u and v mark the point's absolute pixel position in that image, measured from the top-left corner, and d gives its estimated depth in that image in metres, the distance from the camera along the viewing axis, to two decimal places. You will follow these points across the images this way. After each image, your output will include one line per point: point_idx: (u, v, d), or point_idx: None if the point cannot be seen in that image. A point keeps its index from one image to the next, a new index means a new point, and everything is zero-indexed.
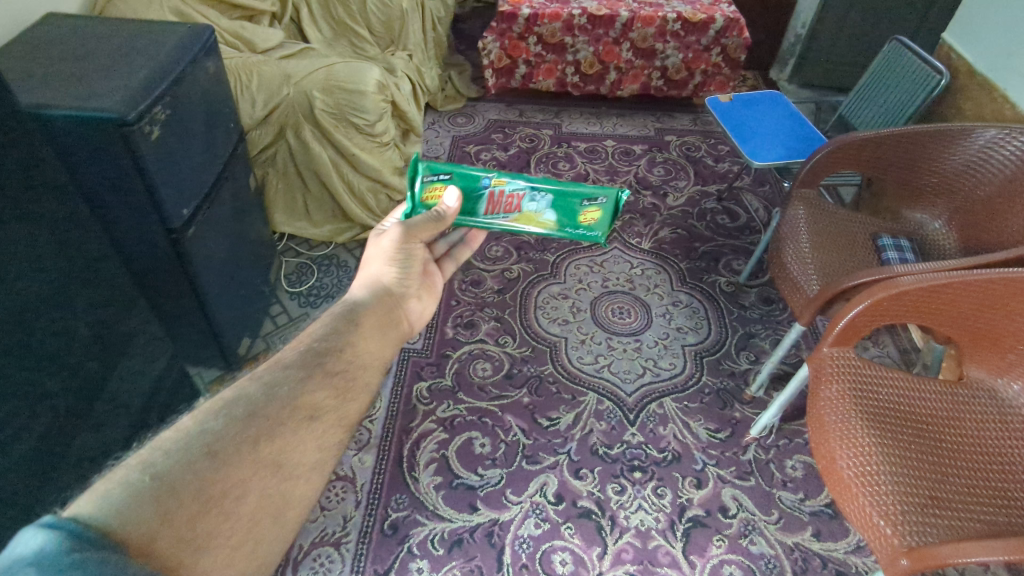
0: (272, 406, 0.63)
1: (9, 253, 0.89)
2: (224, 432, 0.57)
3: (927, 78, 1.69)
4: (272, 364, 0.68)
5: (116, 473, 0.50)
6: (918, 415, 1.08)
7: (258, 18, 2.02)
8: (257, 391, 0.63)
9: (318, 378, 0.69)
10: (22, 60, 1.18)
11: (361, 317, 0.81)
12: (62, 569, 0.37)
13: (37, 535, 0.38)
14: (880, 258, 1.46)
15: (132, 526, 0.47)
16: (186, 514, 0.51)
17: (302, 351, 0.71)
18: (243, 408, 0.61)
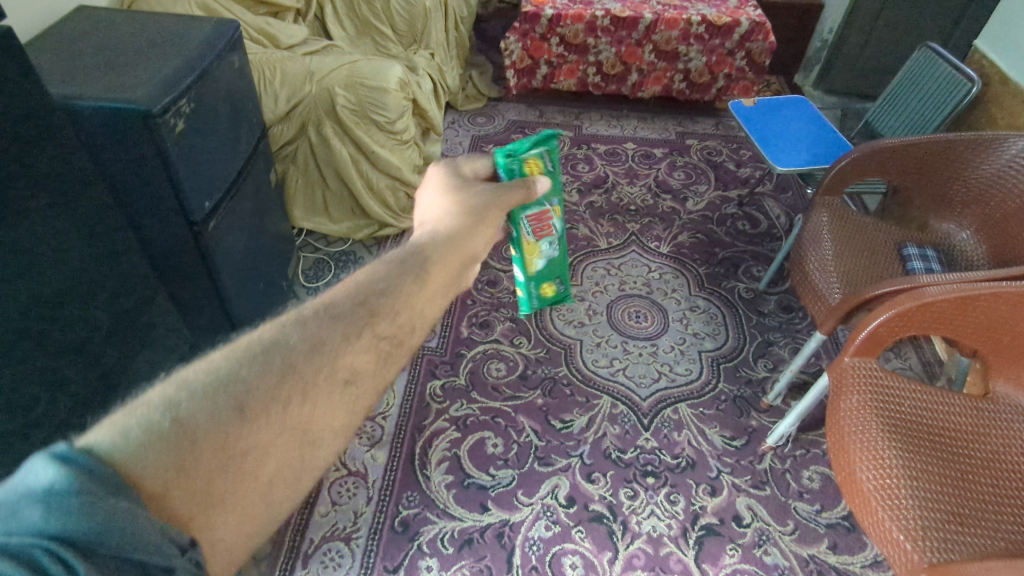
0: (315, 358, 0.56)
1: (34, 242, 0.91)
2: (258, 378, 0.51)
3: (958, 86, 1.65)
4: (322, 307, 0.60)
5: (135, 410, 0.45)
6: (941, 429, 1.06)
7: (284, 15, 2.04)
8: (301, 335, 0.56)
9: (364, 336, 0.60)
10: (53, 51, 1.20)
11: (425, 267, 0.70)
12: (62, 515, 0.35)
13: (49, 465, 0.37)
14: (906, 268, 1.43)
15: (149, 473, 0.43)
16: (204, 469, 0.46)
17: (355, 296, 0.62)
18: (283, 353, 0.54)
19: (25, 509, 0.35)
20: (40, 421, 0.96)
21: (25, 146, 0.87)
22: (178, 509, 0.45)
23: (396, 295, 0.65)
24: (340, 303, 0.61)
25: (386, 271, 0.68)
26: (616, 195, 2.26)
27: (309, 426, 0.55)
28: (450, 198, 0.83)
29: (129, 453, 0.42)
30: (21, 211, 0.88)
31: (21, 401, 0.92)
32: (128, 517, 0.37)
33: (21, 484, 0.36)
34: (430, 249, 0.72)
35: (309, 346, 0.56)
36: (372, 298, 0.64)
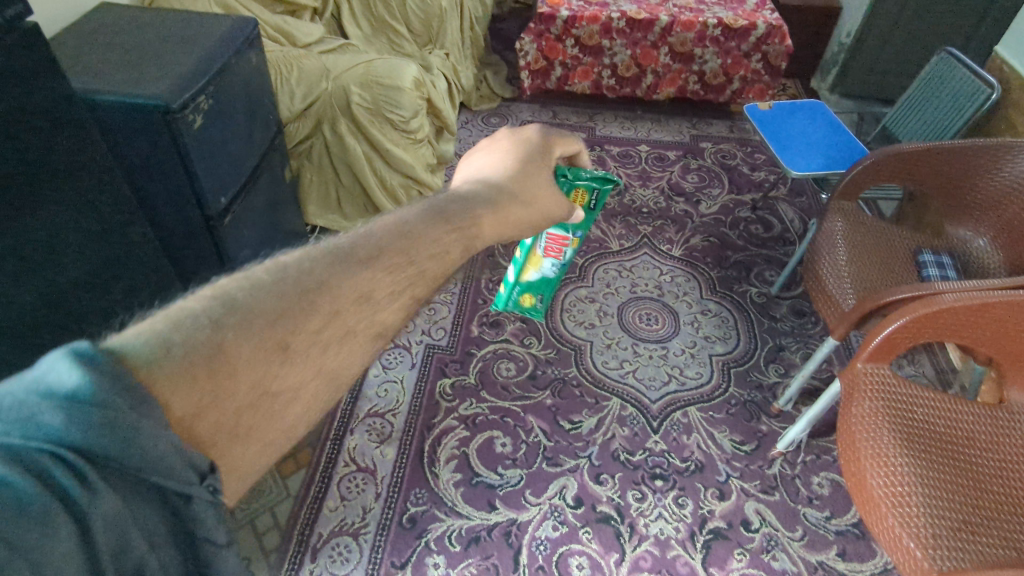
0: (351, 290, 0.51)
1: (55, 234, 0.92)
2: (297, 308, 0.46)
3: (976, 91, 1.64)
4: (358, 236, 0.55)
5: (169, 324, 0.40)
6: (954, 436, 1.05)
7: (301, 13, 2.06)
8: (336, 265, 0.51)
9: (397, 269, 0.55)
10: (75, 47, 1.22)
11: (457, 222, 0.64)
12: (84, 433, 0.30)
13: (71, 365, 0.31)
14: (920, 274, 1.42)
15: (180, 395, 0.38)
16: (237, 404, 0.42)
17: (394, 230, 0.57)
18: (319, 281, 0.49)
19: (42, 414, 0.30)
20: None
21: (48, 140, 0.88)
22: (205, 442, 0.40)
23: (434, 235, 0.60)
24: (379, 233, 0.56)
25: (428, 209, 0.63)
26: (628, 198, 2.26)
27: (334, 369, 0.52)
28: (520, 160, 0.81)
29: (162, 374, 0.37)
30: (42, 204, 0.89)
31: None
32: (153, 443, 0.33)
33: (32, 382, 0.31)
34: (483, 201, 0.70)
35: (344, 276, 0.51)
36: (411, 232, 0.58)
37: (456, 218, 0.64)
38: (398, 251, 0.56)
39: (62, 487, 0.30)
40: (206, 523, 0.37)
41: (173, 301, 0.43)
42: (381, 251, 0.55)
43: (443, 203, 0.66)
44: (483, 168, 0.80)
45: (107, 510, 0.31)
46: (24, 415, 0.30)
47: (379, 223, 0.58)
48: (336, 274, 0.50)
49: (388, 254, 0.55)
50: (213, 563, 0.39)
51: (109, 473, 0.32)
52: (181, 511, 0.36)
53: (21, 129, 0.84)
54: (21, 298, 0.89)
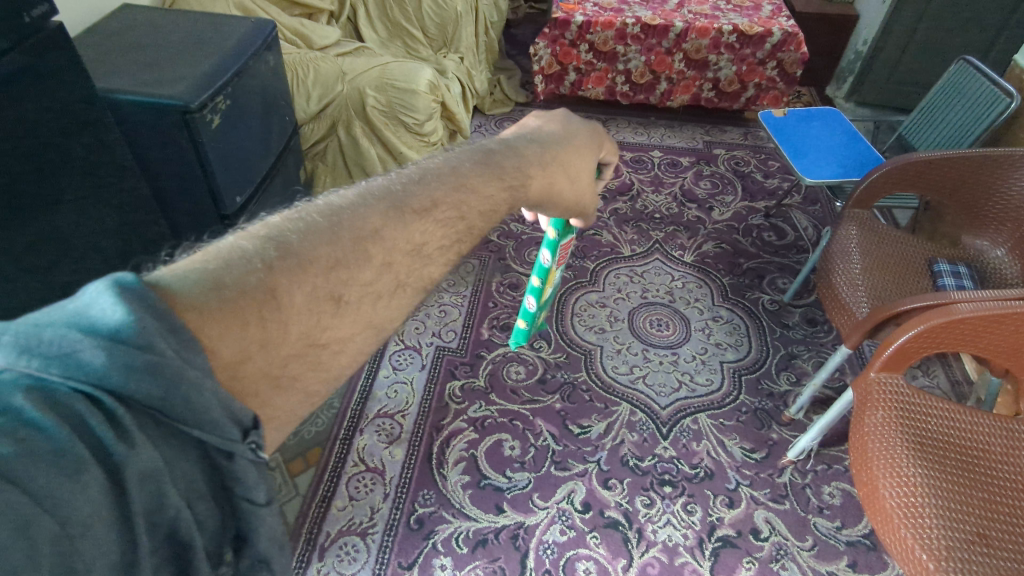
0: (399, 238, 0.48)
1: (74, 231, 0.94)
2: (348, 255, 0.43)
3: (995, 100, 1.62)
4: (402, 182, 0.51)
5: (217, 264, 0.37)
6: (968, 447, 1.04)
7: (318, 16, 2.08)
8: (385, 209, 0.47)
9: (440, 237, 0.53)
10: (97, 46, 1.24)
11: (505, 176, 0.61)
12: (128, 374, 0.28)
13: (114, 300, 0.29)
14: (935, 284, 1.40)
15: (230, 336, 0.35)
16: (286, 351, 0.39)
17: (438, 179, 0.53)
18: (367, 227, 0.45)
19: (84, 350, 0.28)
20: None
21: (69, 138, 0.90)
22: (250, 390, 0.37)
23: (472, 189, 0.57)
24: (425, 180, 0.52)
25: (475, 159, 0.59)
26: (641, 203, 2.26)
27: (381, 321, 0.48)
28: (585, 136, 0.76)
29: (211, 314, 0.34)
30: (63, 201, 0.91)
31: None
32: (196, 393, 0.31)
33: (75, 315, 0.29)
34: (536, 163, 0.65)
35: (393, 222, 0.47)
36: (455, 183, 0.55)
37: (501, 173, 0.60)
38: (442, 200, 0.52)
39: (98, 436, 0.29)
40: (250, 482, 0.34)
41: (218, 239, 0.41)
42: (428, 200, 0.51)
43: (496, 154, 0.62)
44: (548, 122, 0.75)
45: (145, 463, 0.30)
46: (61, 352, 0.28)
47: (420, 170, 0.54)
48: (386, 220, 0.47)
49: (434, 204, 0.51)
50: (255, 525, 0.36)
51: (149, 423, 0.31)
52: (223, 468, 0.34)
53: (44, 128, 0.85)
54: (39, 293, 0.91)
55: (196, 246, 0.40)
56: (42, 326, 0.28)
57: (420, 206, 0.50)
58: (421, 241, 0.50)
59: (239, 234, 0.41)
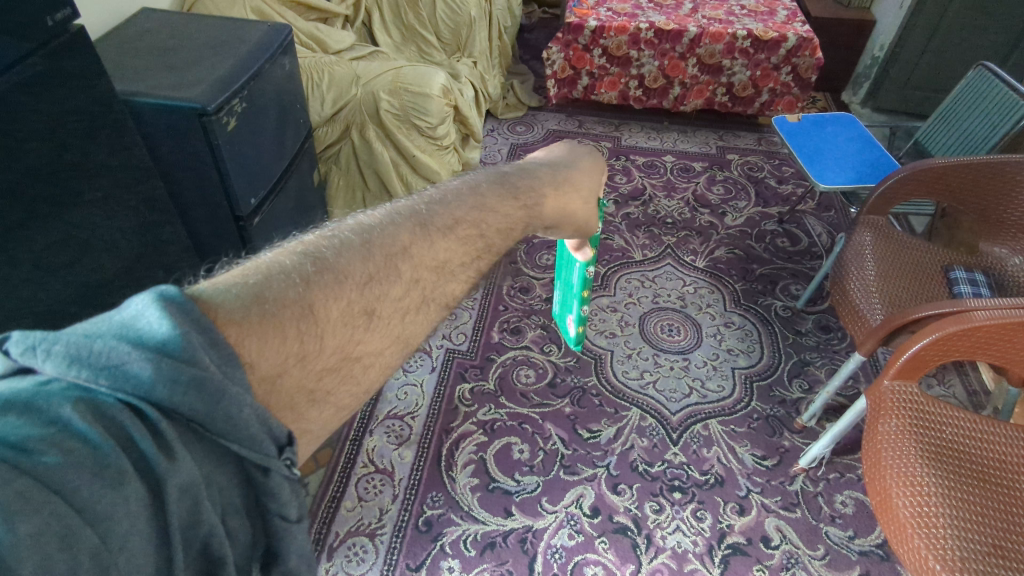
0: (427, 259, 0.48)
1: (93, 231, 0.95)
2: (379, 272, 0.44)
3: (1014, 108, 1.60)
4: (428, 205, 0.51)
5: (260, 278, 0.38)
6: (984, 458, 1.02)
7: (333, 21, 2.09)
8: (415, 230, 0.48)
9: (462, 254, 0.53)
10: (118, 50, 1.26)
11: (521, 196, 0.61)
12: (171, 386, 0.29)
13: (160, 312, 0.31)
14: (951, 291, 1.38)
15: (271, 352, 0.36)
16: (321, 364, 0.40)
17: (462, 202, 0.54)
18: (398, 248, 0.46)
19: (131, 361, 0.29)
20: None
21: (88, 141, 0.91)
22: (285, 403, 0.38)
23: (492, 211, 0.57)
24: (450, 203, 0.53)
25: (495, 184, 0.59)
26: (653, 208, 2.25)
27: (408, 336, 0.49)
28: (595, 158, 0.74)
29: (251, 326, 0.35)
30: (80, 201, 0.92)
31: None
32: (236, 407, 0.32)
33: (126, 329, 0.30)
34: (551, 188, 0.65)
35: (421, 244, 0.48)
36: (475, 205, 0.55)
37: (516, 196, 0.60)
38: (465, 221, 0.53)
39: (141, 448, 0.29)
40: (284, 499, 0.35)
41: (257, 256, 0.42)
42: (452, 223, 0.52)
43: (512, 175, 0.62)
44: (557, 148, 0.74)
45: (185, 478, 0.30)
46: (111, 363, 0.29)
47: (445, 192, 0.55)
48: (414, 242, 0.47)
49: (458, 229, 0.52)
50: (286, 542, 0.37)
51: (190, 434, 0.32)
52: (259, 483, 0.34)
53: (63, 129, 0.86)
54: (59, 292, 0.92)
55: (234, 263, 0.41)
56: (93, 337, 0.30)
57: (444, 226, 0.51)
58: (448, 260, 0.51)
59: (277, 252, 0.42)
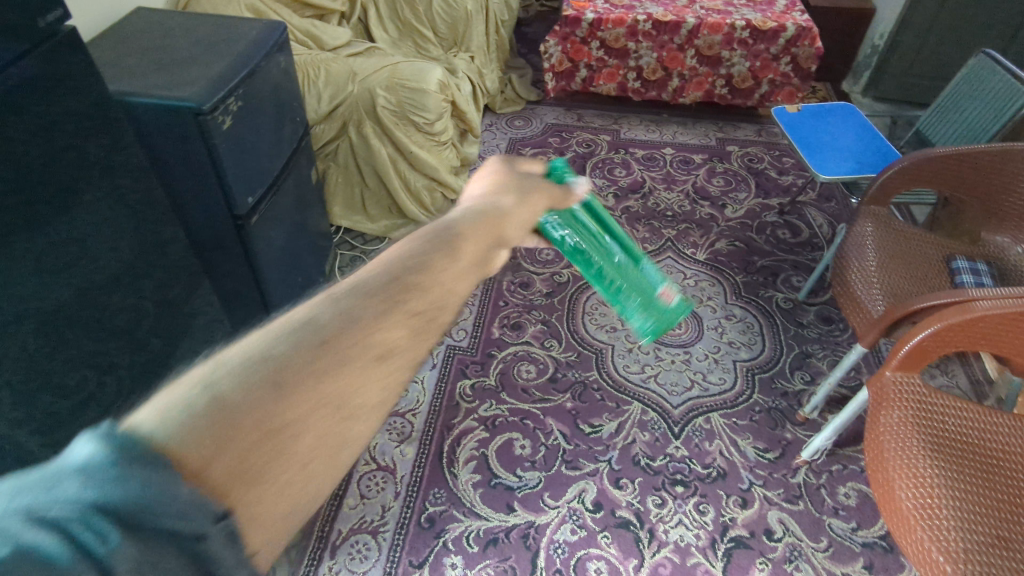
0: (387, 325, 0.48)
1: (93, 233, 0.94)
2: (296, 356, 0.43)
3: (1015, 95, 1.58)
4: (377, 272, 0.51)
5: (179, 391, 0.38)
6: (986, 448, 1.01)
7: (329, 17, 2.08)
8: (365, 302, 0.48)
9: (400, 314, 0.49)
10: (112, 50, 1.25)
11: (464, 243, 0.57)
12: (107, 488, 0.30)
13: (91, 434, 0.32)
14: (953, 281, 1.38)
15: (187, 447, 0.36)
16: (247, 448, 0.39)
17: (417, 257, 0.53)
18: (350, 325, 0.46)
19: (65, 478, 0.30)
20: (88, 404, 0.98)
21: (86, 141, 0.90)
22: (223, 492, 0.37)
23: (458, 254, 0.55)
24: (400, 261, 0.52)
25: (451, 223, 0.58)
26: (653, 201, 2.24)
27: (360, 404, 0.46)
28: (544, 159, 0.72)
29: (172, 430, 0.36)
30: (75, 202, 0.90)
31: (68, 383, 0.94)
32: (174, 487, 0.31)
33: (60, 458, 0.31)
34: (511, 207, 0.64)
35: (374, 315, 0.48)
36: (436, 254, 0.54)
37: (478, 230, 0.59)
38: (423, 272, 0.52)
39: (84, 546, 0.28)
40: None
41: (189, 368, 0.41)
42: (405, 280, 0.51)
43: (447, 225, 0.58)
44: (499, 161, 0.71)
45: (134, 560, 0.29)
46: (47, 484, 0.29)
47: (397, 251, 0.54)
48: (365, 316, 0.47)
49: (414, 283, 0.51)
50: None
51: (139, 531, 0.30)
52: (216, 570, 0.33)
53: (61, 130, 0.85)
54: (60, 293, 0.90)
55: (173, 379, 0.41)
56: (33, 471, 0.30)
57: (398, 286, 0.50)
58: (411, 318, 0.50)
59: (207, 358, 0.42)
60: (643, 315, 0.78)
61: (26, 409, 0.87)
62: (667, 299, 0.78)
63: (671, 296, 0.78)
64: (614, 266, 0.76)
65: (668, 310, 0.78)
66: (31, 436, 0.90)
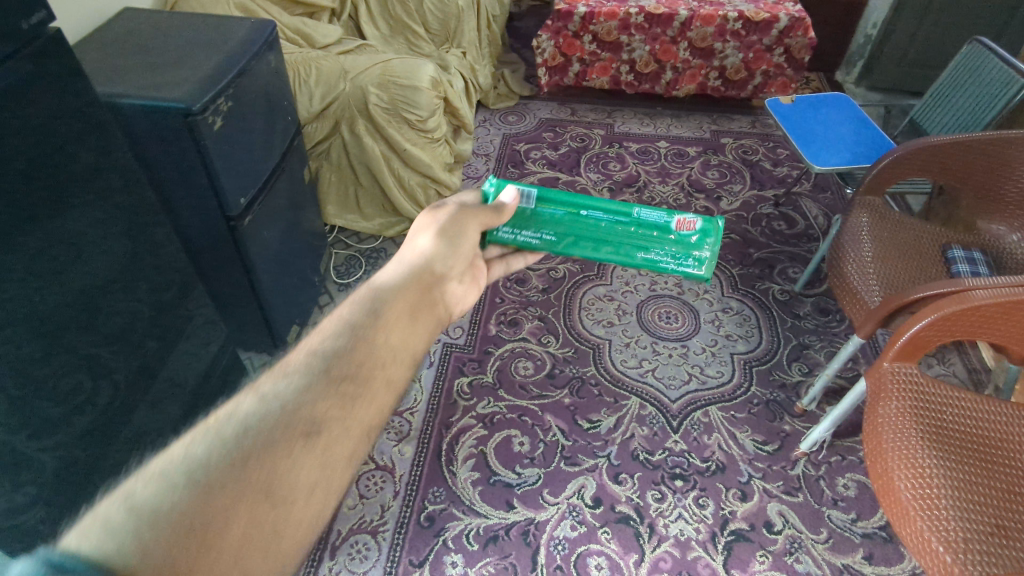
0: (311, 401, 0.53)
1: (87, 237, 0.93)
2: (220, 447, 0.47)
3: (1009, 83, 1.58)
4: (297, 356, 0.57)
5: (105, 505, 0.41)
6: (984, 437, 1.01)
7: (319, 14, 2.06)
8: (285, 384, 0.54)
9: (325, 388, 0.55)
10: (100, 52, 1.24)
11: (386, 307, 0.65)
12: None
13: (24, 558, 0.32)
14: (949, 271, 1.38)
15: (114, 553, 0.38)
16: (177, 545, 0.41)
17: (335, 334, 0.60)
18: (272, 408, 0.52)
19: None
20: (85, 409, 0.96)
21: (77, 144, 0.88)
22: None
23: (376, 321, 0.63)
24: (320, 343, 0.59)
25: (368, 295, 0.66)
26: (648, 194, 2.24)
27: (296, 482, 0.49)
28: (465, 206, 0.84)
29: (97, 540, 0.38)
30: (68, 205, 0.88)
31: (64, 390, 0.92)
32: None
33: None
34: (426, 263, 0.73)
35: (296, 393, 0.54)
36: (354, 328, 0.61)
37: (393, 293, 0.67)
38: (341, 346, 0.59)
39: None
40: None
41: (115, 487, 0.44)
42: (325, 357, 0.58)
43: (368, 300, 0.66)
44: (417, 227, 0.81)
45: None
46: None
47: (320, 334, 0.61)
48: (286, 396, 0.53)
49: (332, 357, 0.58)
50: None
51: None
52: None
53: (53, 134, 0.84)
54: (56, 297, 0.88)
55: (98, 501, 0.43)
56: None
57: (318, 364, 0.57)
58: (336, 391, 0.56)
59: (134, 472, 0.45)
60: (689, 259, 0.88)
61: (25, 416, 0.85)
62: (691, 228, 0.87)
63: (692, 225, 0.87)
64: (598, 234, 0.88)
65: (702, 237, 0.87)
66: (28, 443, 0.86)
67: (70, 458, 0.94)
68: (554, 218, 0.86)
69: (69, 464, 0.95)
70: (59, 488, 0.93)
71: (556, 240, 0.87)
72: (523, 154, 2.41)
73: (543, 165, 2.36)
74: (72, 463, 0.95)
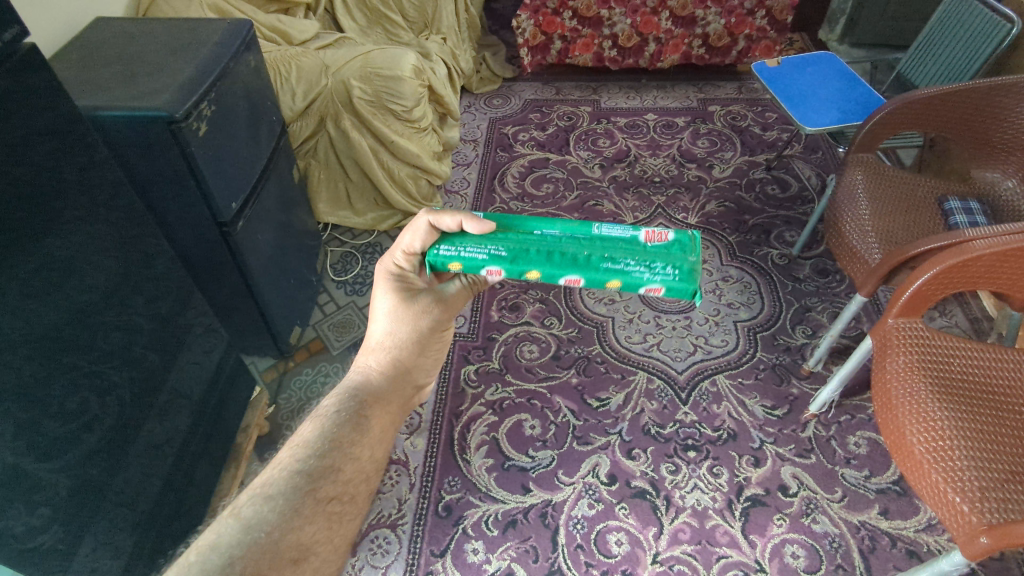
0: (297, 527, 0.61)
1: (78, 252, 0.91)
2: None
3: (995, 28, 1.56)
4: (281, 475, 0.65)
5: None
6: (993, 385, 1.02)
7: (294, 11, 2.02)
8: (271, 510, 0.61)
9: (310, 509, 0.63)
10: (77, 65, 1.22)
11: (370, 412, 0.75)
12: None
13: None
14: (947, 223, 1.37)
15: None
16: None
17: (318, 454, 0.68)
18: (259, 537, 0.59)
19: None
20: (92, 426, 0.96)
21: (60, 159, 0.86)
22: None
23: (361, 442, 0.71)
24: (302, 462, 0.66)
25: (355, 409, 0.74)
26: (639, 168, 2.23)
27: None
28: (416, 258, 0.81)
29: None
30: (59, 223, 0.87)
31: (69, 408, 0.91)
32: None
33: None
34: (406, 368, 0.83)
35: (283, 518, 0.61)
36: (336, 442, 0.69)
37: (376, 408, 0.76)
38: (324, 468, 0.67)
39: None
40: None
41: None
42: (309, 478, 0.65)
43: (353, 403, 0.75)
44: (376, 288, 0.83)
45: None
46: None
47: (300, 448, 0.68)
48: (273, 522, 0.61)
49: (318, 479, 0.65)
50: None
51: None
52: None
53: (36, 151, 0.82)
54: (54, 317, 0.87)
55: None
56: None
57: (302, 485, 0.64)
58: (323, 513, 0.64)
59: None
60: (665, 266, 0.75)
61: (35, 437, 0.84)
62: (662, 242, 0.78)
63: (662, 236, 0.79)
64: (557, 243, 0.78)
65: (676, 247, 0.78)
66: (40, 464, 0.86)
67: (82, 478, 0.94)
68: (506, 237, 0.79)
69: (83, 483, 0.94)
70: (74, 507, 0.93)
71: (510, 254, 0.77)
72: (511, 138, 2.40)
73: (532, 147, 2.35)
74: (86, 481, 0.95)
